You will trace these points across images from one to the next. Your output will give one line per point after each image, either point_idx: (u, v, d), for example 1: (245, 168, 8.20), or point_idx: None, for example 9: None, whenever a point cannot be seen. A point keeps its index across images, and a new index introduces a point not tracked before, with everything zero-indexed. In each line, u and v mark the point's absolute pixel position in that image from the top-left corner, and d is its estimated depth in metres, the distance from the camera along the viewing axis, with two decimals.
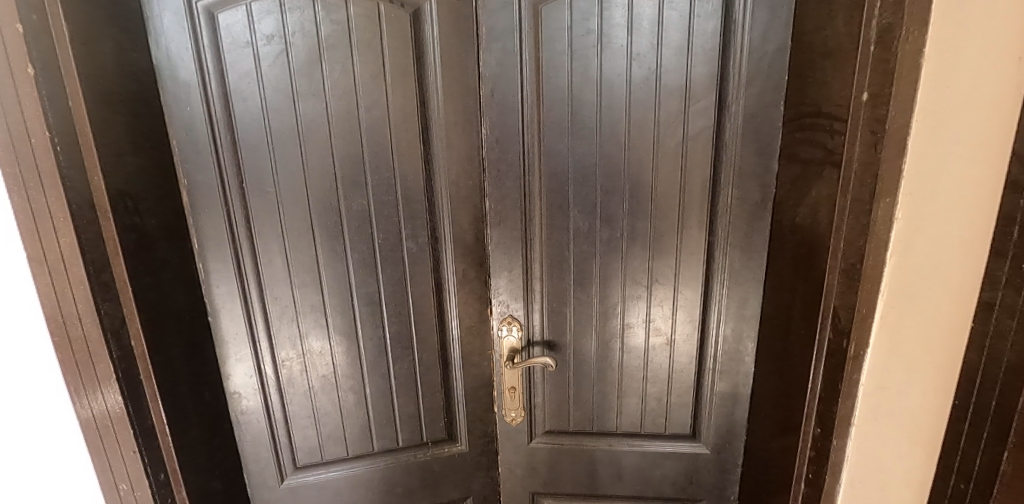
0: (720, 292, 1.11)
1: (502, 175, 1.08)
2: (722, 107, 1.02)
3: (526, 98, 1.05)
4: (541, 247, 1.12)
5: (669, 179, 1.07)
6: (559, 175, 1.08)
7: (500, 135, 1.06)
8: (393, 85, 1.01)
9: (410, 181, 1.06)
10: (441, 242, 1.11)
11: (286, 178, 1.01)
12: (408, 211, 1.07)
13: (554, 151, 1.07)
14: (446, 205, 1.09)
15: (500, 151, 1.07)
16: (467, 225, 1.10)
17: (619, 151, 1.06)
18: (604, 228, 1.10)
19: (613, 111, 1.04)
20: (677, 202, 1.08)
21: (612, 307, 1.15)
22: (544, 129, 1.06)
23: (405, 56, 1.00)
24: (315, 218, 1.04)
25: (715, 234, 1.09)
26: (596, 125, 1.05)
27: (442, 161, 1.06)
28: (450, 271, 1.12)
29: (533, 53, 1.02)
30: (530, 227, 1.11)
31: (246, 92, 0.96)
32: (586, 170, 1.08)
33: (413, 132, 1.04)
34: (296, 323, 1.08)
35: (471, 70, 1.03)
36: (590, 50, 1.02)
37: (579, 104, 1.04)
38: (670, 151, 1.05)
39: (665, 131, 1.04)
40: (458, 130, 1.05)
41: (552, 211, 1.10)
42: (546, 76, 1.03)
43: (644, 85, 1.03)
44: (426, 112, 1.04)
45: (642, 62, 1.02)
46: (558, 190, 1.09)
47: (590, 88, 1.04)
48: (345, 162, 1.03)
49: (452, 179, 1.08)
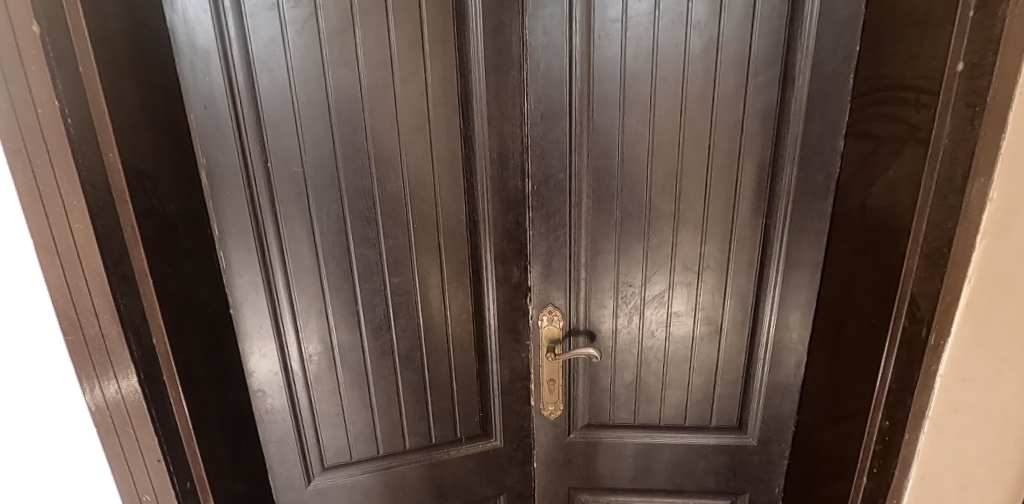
0: (774, 278, 1.06)
1: (546, 154, 1.01)
2: (786, 81, 0.96)
3: (573, 71, 0.97)
4: (586, 232, 1.05)
5: (725, 158, 1.00)
6: (608, 154, 1.01)
7: (545, 111, 0.98)
8: (431, 56, 0.92)
9: (448, 162, 0.98)
10: (479, 227, 1.03)
11: (315, 158, 0.92)
12: (446, 193, 0.99)
13: (603, 128, 0.99)
14: (485, 187, 1.00)
15: (545, 129, 0.99)
16: (506, 209, 1.03)
17: (672, 130, 0.99)
18: (654, 212, 1.03)
19: (668, 85, 0.97)
20: (733, 184, 1.01)
21: (658, 296, 1.08)
22: (592, 105, 0.98)
23: (446, 23, 0.91)
24: (346, 202, 0.95)
25: (772, 217, 1.02)
26: (650, 101, 0.98)
27: (482, 139, 0.98)
28: (490, 257, 1.05)
29: (583, 21, 0.94)
30: (574, 211, 1.04)
31: (271, 61, 0.87)
32: (636, 150, 1.00)
33: (453, 107, 0.96)
34: (325, 315, 1.00)
35: (516, 39, 0.95)
36: (644, 18, 0.94)
37: (631, 78, 0.97)
38: (728, 129, 0.98)
39: (725, 108, 0.97)
40: (500, 106, 0.97)
41: (599, 195, 1.03)
42: (596, 46, 0.95)
43: (703, 57, 0.95)
44: (466, 85, 0.96)
45: (702, 32, 0.94)
46: (606, 172, 1.02)
47: (644, 60, 0.96)
48: (379, 141, 0.94)
49: (493, 159, 0.99)
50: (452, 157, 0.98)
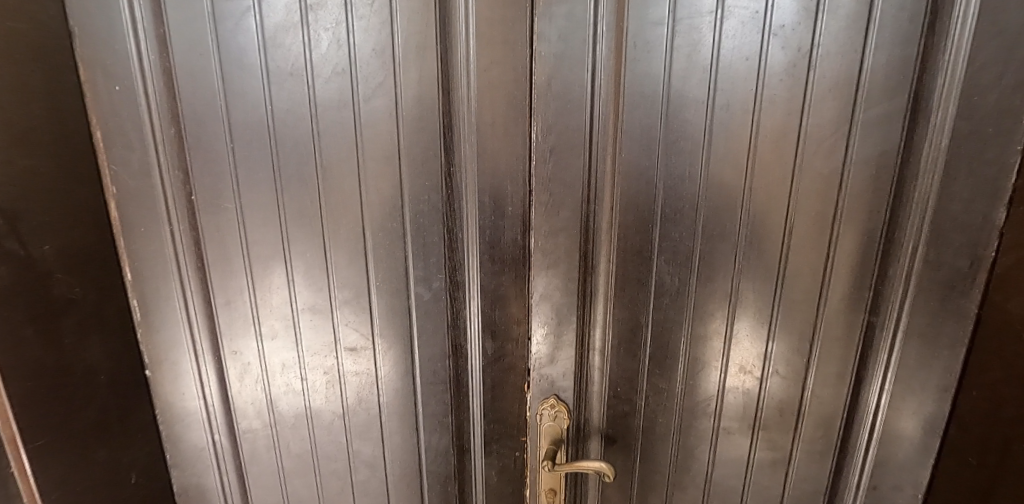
0: (877, 399, 0.73)
1: (555, 201, 0.75)
2: (915, 117, 0.64)
3: (596, 91, 0.71)
4: (605, 306, 0.78)
5: (811, 223, 0.69)
6: (641, 206, 0.73)
7: (557, 143, 0.73)
8: (404, 65, 0.70)
9: (423, 205, 0.74)
10: (463, 289, 0.78)
11: (253, 190, 0.73)
12: (420, 243, 0.76)
13: (635, 170, 0.72)
14: (473, 240, 0.76)
15: (555, 167, 0.74)
16: (501, 269, 0.77)
17: (734, 178, 0.70)
18: (702, 287, 0.74)
19: (732, 115, 0.68)
20: (822, 261, 0.70)
21: (703, 403, 0.78)
22: (622, 139, 0.71)
23: (426, 21, 0.68)
24: (291, 246, 0.75)
25: (881, 314, 0.70)
26: (704, 137, 0.69)
27: (470, 177, 0.74)
28: (476, 330, 0.79)
29: (613, 23, 0.68)
30: (590, 276, 0.78)
31: (198, 66, 0.68)
32: (680, 203, 0.72)
33: (432, 133, 0.72)
34: (264, 385, 0.79)
35: (521, 44, 0.70)
36: (703, 19, 0.66)
37: (678, 103, 0.69)
38: (818, 182, 0.68)
39: (816, 151, 0.67)
40: (495, 135, 0.72)
41: (625, 258, 0.75)
42: (631, 58, 0.69)
43: (787, 78, 0.66)
44: (452, 106, 0.72)
45: (788, 41, 0.64)
46: (636, 228, 0.74)
47: (699, 78, 0.68)
48: (334, 173, 0.73)
49: (485, 203, 0.75)
50: (429, 197, 0.74)
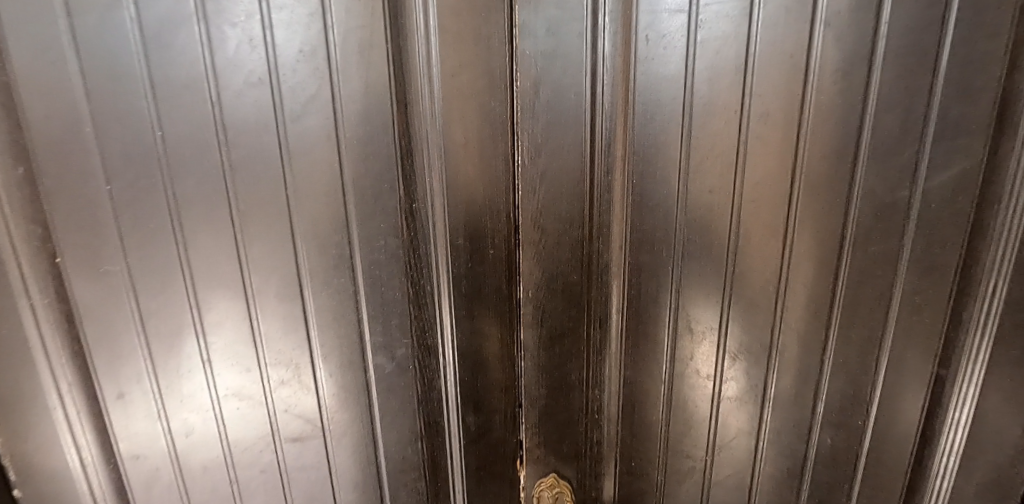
0: (942, 466, 0.57)
1: (548, 239, 0.61)
2: (1004, 119, 0.47)
3: (595, 99, 0.57)
4: (612, 359, 0.65)
5: (871, 259, 0.55)
6: (655, 241, 0.60)
7: (549, 166, 0.59)
8: (344, 70, 0.53)
9: (380, 253, 0.58)
10: (436, 352, 0.62)
11: (145, 246, 0.53)
12: (377, 300, 0.59)
13: (646, 197, 0.59)
14: (446, 292, 0.61)
15: (547, 196, 0.60)
16: (482, 323, 0.63)
17: (773, 204, 0.56)
18: (730, 336, 0.61)
19: (771, 125, 0.54)
20: (883, 304, 0.56)
21: (732, 471, 0.65)
22: (630, 159, 0.58)
23: (371, 10, 0.51)
24: (205, 315, 0.56)
25: (951, 364, 0.54)
26: (734, 153, 0.55)
27: (439, 214, 0.58)
28: (453, 399, 0.64)
29: (619, 12, 0.54)
30: (594, 326, 0.65)
31: (38, 80, 0.47)
32: (702, 236, 0.58)
33: (386, 159, 0.56)
34: (180, 493, 0.61)
35: (499, 41, 0.55)
36: (735, 3, 0.51)
37: (700, 114, 0.55)
38: (882, 209, 0.53)
39: (879, 170, 0.52)
40: (470, 159, 0.57)
41: (635, 305, 0.62)
42: (641, 57, 0.55)
43: (843, 78, 0.51)
44: (412, 125, 0.56)
45: (845, 28, 0.50)
46: (648, 267, 0.61)
47: (729, 79, 0.53)
48: (257, 218, 0.55)
49: (460, 246, 0.60)
50: (385, 242, 0.58)
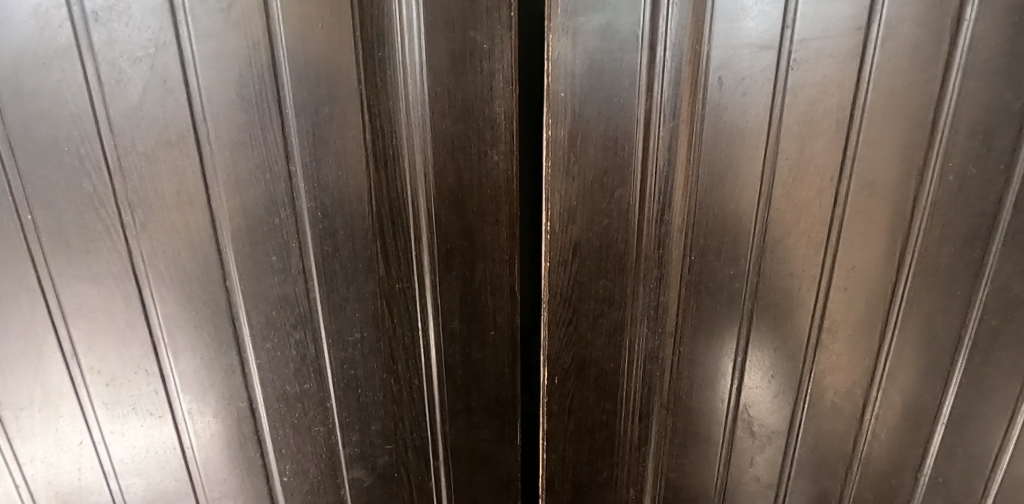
0: None
1: (582, 322, 0.46)
2: None
3: (648, 151, 0.41)
4: (653, 470, 0.50)
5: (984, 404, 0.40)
6: (717, 338, 0.44)
7: (586, 236, 0.44)
8: (301, 117, 0.38)
9: (353, 353, 0.44)
10: (429, 462, 0.49)
11: (27, 372, 0.39)
12: (353, 404, 0.45)
13: (711, 288, 0.43)
14: (438, 387, 0.47)
15: (584, 271, 0.45)
16: (483, 421, 0.49)
17: (871, 322, 0.40)
18: (805, 477, 0.46)
19: (874, 218, 0.38)
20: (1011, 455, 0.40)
21: None
22: (692, 239, 0.42)
23: (338, 36, 0.37)
24: (118, 453, 0.42)
25: None
26: (828, 254, 0.40)
27: (428, 292, 0.44)
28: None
29: (685, 44, 0.38)
30: (634, 428, 0.49)
31: None
32: (773, 345, 0.43)
33: (360, 233, 0.41)
34: None
35: (502, 77, 0.41)
36: (847, 48, 0.35)
37: (792, 194, 0.39)
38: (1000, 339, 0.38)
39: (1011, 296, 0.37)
40: (470, 222, 0.43)
41: (688, 408, 0.47)
42: (710, 106, 0.39)
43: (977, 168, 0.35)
44: (391, 183, 0.41)
45: (991, 93, 0.34)
46: (706, 366, 0.45)
47: (831, 154, 0.38)
48: (188, 324, 0.40)
49: (456, 329, 0.46)
50: (361, 334, 0.43)
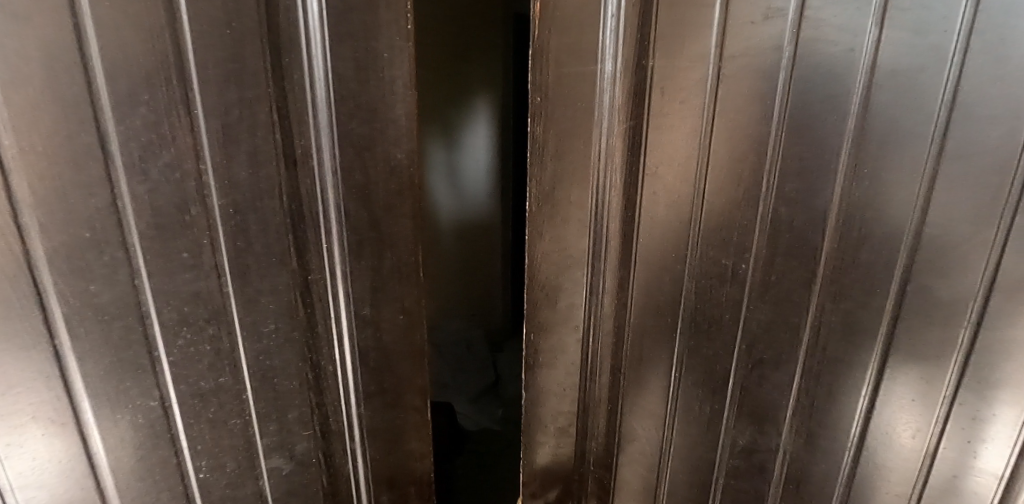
0: None
1: (553, 286, 0.55)
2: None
3: (605, 144, 0.49)
4: (610, 424, 0.57)
5: (900, 418, 0.42)
6: (661, 314, 0.50)
7: (557, 214, 0.53)
8: (212, 118, 0.40)
9: (269, 344, 0.45)
10: (344, 444, 0.51)
11: None
12: (270, 394, 0.46)
13: (656, 267, 0.49)
14: (351, 371, 0.50)
15: (553, 245, 0.54)
16: (396, 400, 0.53)
17: (795, 320, 0.44)
18: (732, 460, 0.50)
19: (794, 219, 0.42)
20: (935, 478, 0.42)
21: None
22: (640, 223, 0.49)
23: (247, 43, 0.40)
24: (14, 470, 0.39)
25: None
26: (755, 248, 0.44)
27: (341, 282, 0.48)
28: (364, 484, 0.54)
29: (632, 58, 0.46)
30: (602, 381, 0.56)
31: None
32: (704, 328, 0.48)
33: (273, 226, 0.44)
34: None
35: (402, 84, 0.46)
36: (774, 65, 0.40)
37: (728, 191, 0.44)
38: (909, 352, 0.40)
39: (921, 310, 0.39)
40: (377, 215, 0.48)
41: (640, 374, 0.53)
42: (653, 110, 0.46)
43: (884, 180, 0.38)
44: (301, 180, 0.44)
45: (896, 112, 0.37)
46: (656, 339, 0.51)
47: (757, 160, 0.42)
48: (92, 329, 0.39)
49: (368, 316, 0.49)
50: (276, 325, 0.45)
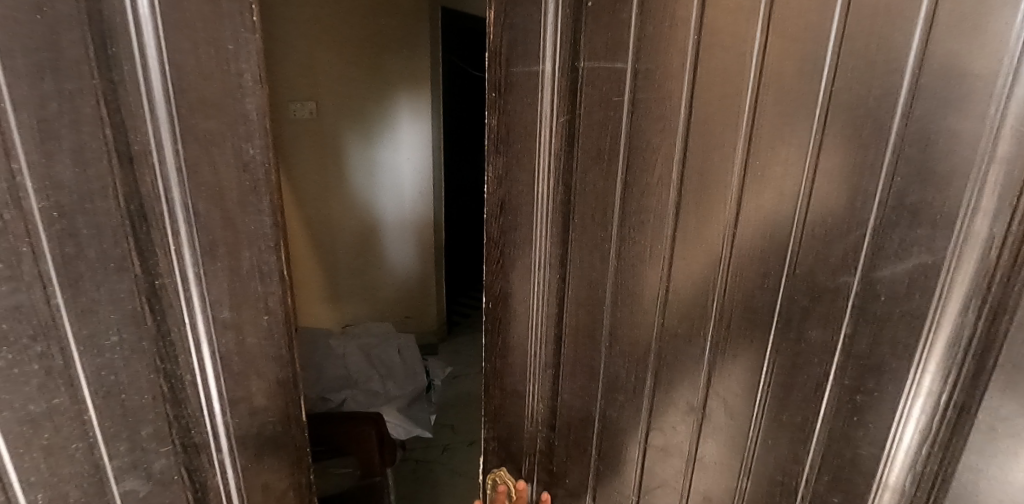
0: None
1: (503, 262, 0.57)
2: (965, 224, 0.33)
3: (537, 128, 0.50)
4: (545, 402, 0.57)
5: (807, 409, 0.41)
6: (587, 295, 0.51)
7: (506, 194, 0.54)
8: (23, 111, 0.36)
9: (112, 356, 0.42)
10: (208, 454, 0.49)
11: None
12: (117, 411, 0.43)
13: (584, 250, 0.50)
14: (213, 377, 0.47)
15: (505, 225, 0.55)
16: (264, 404, 0.51)
17: (697, 304, 0.44)
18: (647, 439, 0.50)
19: (708, 203, 0.42)
20: (863, 480, 0.40)
21: None
22: (570, 206, 0.50)
23: (63, 30, 0.36)
24: None
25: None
26: (666, 230, 0.45)
27: (193, 285, 0.45)
28: (235, 497, 0.51)
29: (561, 46, 0.47)
30: (536, 360, 0.57)
31: None
32: (624, 310, 0.48)
33: (109, 229, 0.40)
34: None
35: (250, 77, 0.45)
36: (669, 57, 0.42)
37: (638, 177, 0.45)
38: (805, 339, 0.40)
39: (811, 295, 0.39)
40: (230, 212, 0.46)
41: (571, 353, 0.53)
42: (580, 95, 0.47)
43: (784, 167, 0.38)
44: (140, 177, 0.41)
45: (793, 100, 0.37)
46: (580, 319, 0.52)
47: (665, 145, 0.43)
48: None
49: (228, 318, 0.47)
50: (120, 337, 0.42)
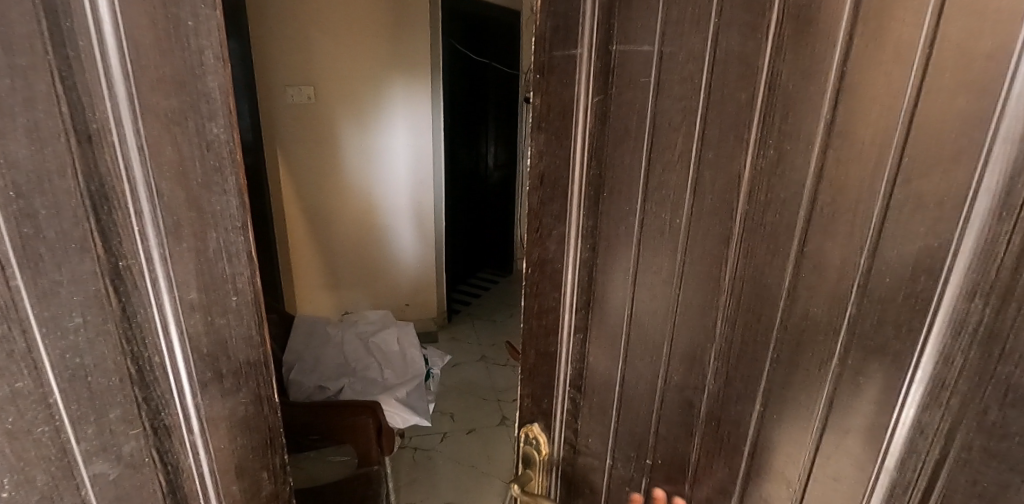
0: None
1: (539, 232, 0.57)
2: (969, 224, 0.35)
3: (577, 104, 0.51)
4: (570, 365, 0.60)
5: (813, 379, 0.43)
6: (615, 267, 0.53)
7: (545, 166, 0.55)
8: None
9: (77, 338, 0.41)
10: (179, 435, 0.49)
11: None
12: (83, 392, 0.43)
13: (617, 223, 0.52)
14: (181, 359, 0.47)
15: (544, 195, 0.56)
16: (237, 384, 0.51)
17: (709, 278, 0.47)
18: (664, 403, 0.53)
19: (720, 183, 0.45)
20: (847, 445, 0.42)
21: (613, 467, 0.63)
22: (604, 181, 0.51)
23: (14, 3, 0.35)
24: None
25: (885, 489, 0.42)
26: (684, 206, 0.47)
27: (159, 266, 0.45)
28: (208, 477, 0.51)
29: (603, 24, 0.48)
30: (570, 328, 0.58)
31: None
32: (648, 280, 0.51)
33: (69, 210, 0.40)
34: None
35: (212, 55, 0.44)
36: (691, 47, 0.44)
37: (662, 157, 0.47)
38: (814, 314, 0.42)
39: (817, 273, 0.41)
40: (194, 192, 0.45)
41: (601, 322, 0.56)
42: (617, 75, 0.48)
43: (788, 151, 0.41)
44: (98, 155, 0.41)
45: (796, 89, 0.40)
46: (608, 290, 0.54)
47: (686, 127, 0.45)
48: None
49: (197, 299, 0.47)
50: (84, 319, 0.42)
